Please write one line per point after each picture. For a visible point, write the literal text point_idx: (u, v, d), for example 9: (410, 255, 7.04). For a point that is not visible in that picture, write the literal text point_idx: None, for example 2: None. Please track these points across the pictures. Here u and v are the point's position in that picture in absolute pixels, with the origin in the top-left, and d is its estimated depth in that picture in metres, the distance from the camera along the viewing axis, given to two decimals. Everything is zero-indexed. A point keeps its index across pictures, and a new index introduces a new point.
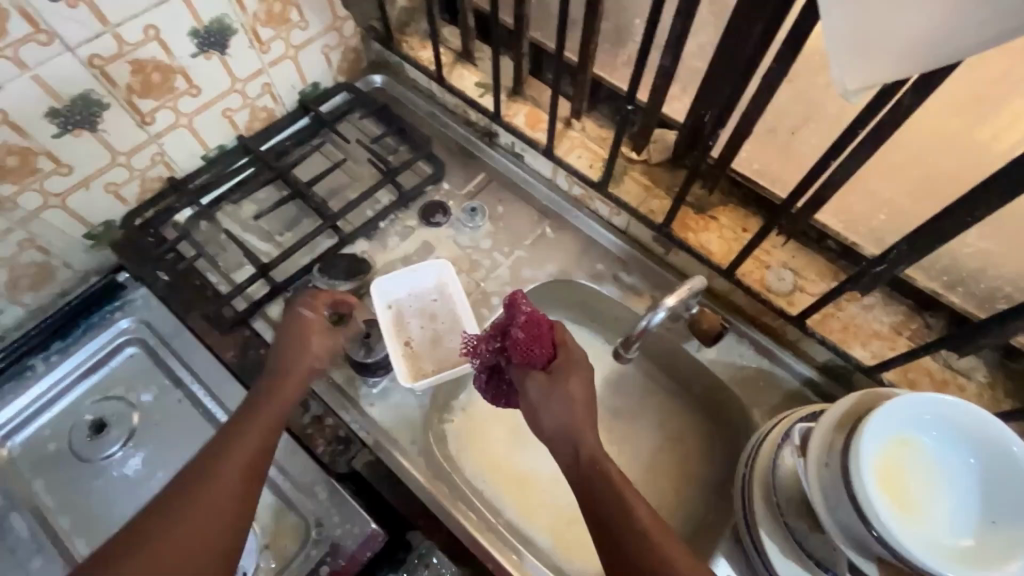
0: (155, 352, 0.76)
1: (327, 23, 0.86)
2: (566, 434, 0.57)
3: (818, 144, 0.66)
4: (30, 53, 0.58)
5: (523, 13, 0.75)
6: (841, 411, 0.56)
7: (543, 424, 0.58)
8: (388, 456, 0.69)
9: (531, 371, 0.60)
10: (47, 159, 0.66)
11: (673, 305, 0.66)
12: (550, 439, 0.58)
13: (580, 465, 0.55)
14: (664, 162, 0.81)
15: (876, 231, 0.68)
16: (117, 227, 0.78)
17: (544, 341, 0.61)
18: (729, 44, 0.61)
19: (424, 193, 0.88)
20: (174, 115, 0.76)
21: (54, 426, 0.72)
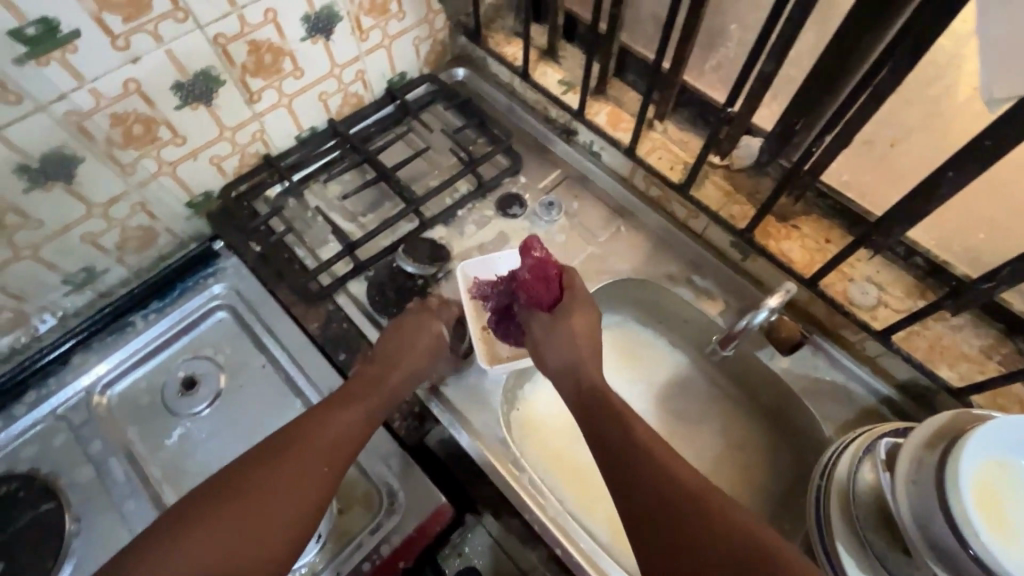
0: (244, 318, 0.80)
1: (421, 15, 0.88)
2: (569, 369, 0.66)
3: (918, 158, 0.65)
4: (167, 29, 0.62)
5: (619, 14, 0.76)
6: (933, 427, 0.56)
7: (547, 359, 0.68)
8: (460, 436, 0.71)
9: (537, 311, 0.70)
10: (167, 129, 0.70)
11: (774, 307, 0.68)
12: (555, 372, 0.67)
13: (580, 393, 0.65)
14: (747, 168, 0.80)
15: (972, 250, 0.66)
16: (215, 198, 0.83)
17: (549, 283, 0.70)
18: (838, 52, 0.60)
19: (502, 185, 0.89)
20: (277, 96, 0.79)
21: (149, 380, 0.76)
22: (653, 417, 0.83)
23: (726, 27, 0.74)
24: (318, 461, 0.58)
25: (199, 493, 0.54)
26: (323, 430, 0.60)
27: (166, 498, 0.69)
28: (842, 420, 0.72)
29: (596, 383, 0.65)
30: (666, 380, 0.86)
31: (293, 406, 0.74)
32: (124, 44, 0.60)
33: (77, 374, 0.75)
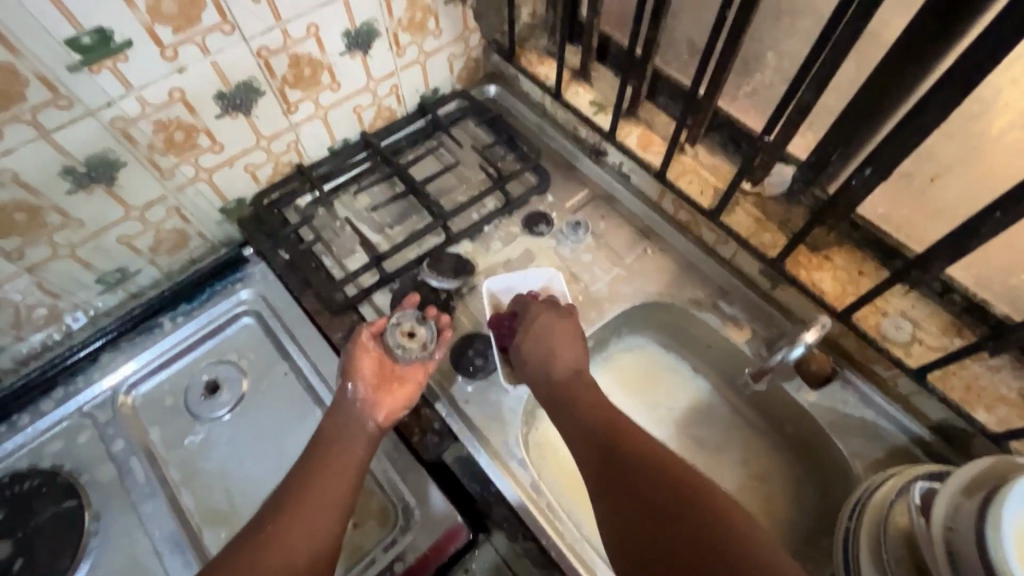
0: (268, 325, 0.80)
1: (457, 33, 0.90)
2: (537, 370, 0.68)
3: (959, 194, 0.64)
4: (214, 41, 0.64)
5: (655, 38, 0.76)
6: (973, 473, 0.54)
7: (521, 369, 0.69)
8: (479, 454, 0.70)
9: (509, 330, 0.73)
10: (206, 137, 0.72)
11: (811, 341, 0.68)
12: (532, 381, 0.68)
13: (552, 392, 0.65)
14: (778, 196, 0.79)
15: (1013, 290, 0.65)
16: (247, 204, 0.84)
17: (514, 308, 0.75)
18: (880, 85, 0.60)
19: (529, 203, 0.89)
20: (314, 107, 0.81)
21: (172, 381, 0.77)
22: (674, 445, 0.82)
23: (763, 55, 0.74)
24: (315, 531, 0.55)
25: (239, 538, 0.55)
26: (310, 498, 0.57)
27: (184, 501, 0.69)
28: (872, 458, 0.70)
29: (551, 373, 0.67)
30: (689, 406, 0.85)
31: (313, 416, 0.74)
32: (172, 54, 0.62)
33: (104, 372, 0.76)
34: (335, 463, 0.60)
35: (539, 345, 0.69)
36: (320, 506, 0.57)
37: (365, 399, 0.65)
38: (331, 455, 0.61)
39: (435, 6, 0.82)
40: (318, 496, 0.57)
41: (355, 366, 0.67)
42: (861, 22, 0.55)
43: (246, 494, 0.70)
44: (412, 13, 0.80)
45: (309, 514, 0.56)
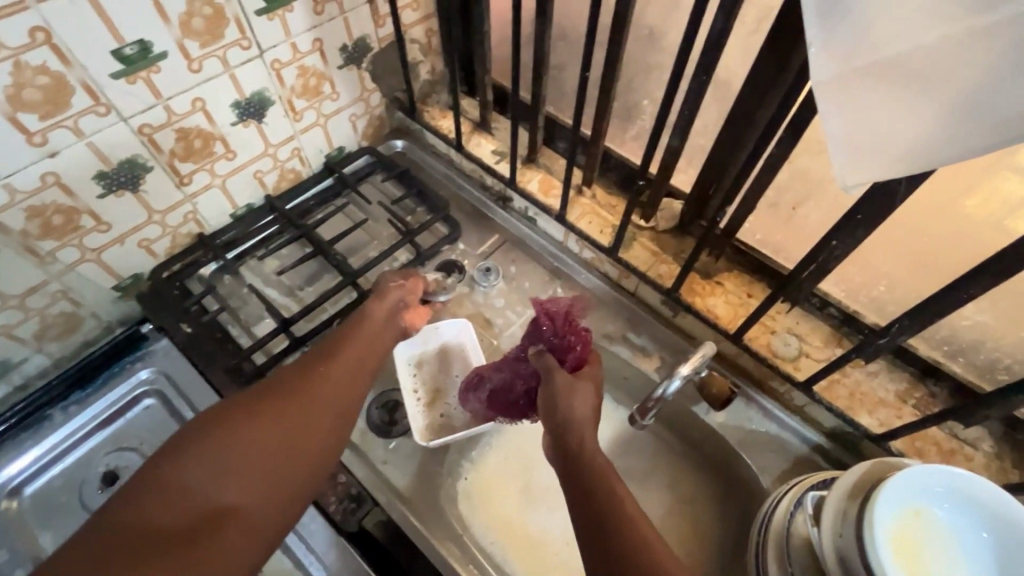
0: (173, 404, 0.76)
1: (356, 95, 0.92)
2: (564, 427, 0.59)
3: (817, 219, 0.70)
4: (88, 122, 0.63)
5: (540, 92, 0.81)
6: (852, 478, 0.58)
7: (557, 410, 0.60)
8: (401, 517, 0.69)
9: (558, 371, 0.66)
10: (90, 218, 0.70)
11: (688, 373, 0.68)
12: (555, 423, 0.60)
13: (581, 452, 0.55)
14: (671, 230, 0.85)
15: (876, 300, 0.71)
16: (145, 279, 0.81)
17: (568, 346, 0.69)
18: (734, 128, 0.65)
19: (440, 252, 0.91)
20: (210, 177, 0.80)
21: (65, 477, 0.72)
22: None
23: (640, 103, 0.80)
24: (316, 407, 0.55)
25: (205, 425, 0.50)
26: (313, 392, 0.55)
27: None
28: (778, 470, 0.73)
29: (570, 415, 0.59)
30: (614, 436, 0.86)
31: None
32: (41, 140, 0.61)
33: None
34: (326, 397, 0.56)
35: (579, 411, 0.60)
36: (285, 433, 0.51)
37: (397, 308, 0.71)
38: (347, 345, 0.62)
39: (329, 71, 0.84)
40: (290, 424, 0.52)
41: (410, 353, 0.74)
42: (705, 76, 0.61)
43: None
44: (305, 79, 0.82)
45: (307, 404, 0.54)
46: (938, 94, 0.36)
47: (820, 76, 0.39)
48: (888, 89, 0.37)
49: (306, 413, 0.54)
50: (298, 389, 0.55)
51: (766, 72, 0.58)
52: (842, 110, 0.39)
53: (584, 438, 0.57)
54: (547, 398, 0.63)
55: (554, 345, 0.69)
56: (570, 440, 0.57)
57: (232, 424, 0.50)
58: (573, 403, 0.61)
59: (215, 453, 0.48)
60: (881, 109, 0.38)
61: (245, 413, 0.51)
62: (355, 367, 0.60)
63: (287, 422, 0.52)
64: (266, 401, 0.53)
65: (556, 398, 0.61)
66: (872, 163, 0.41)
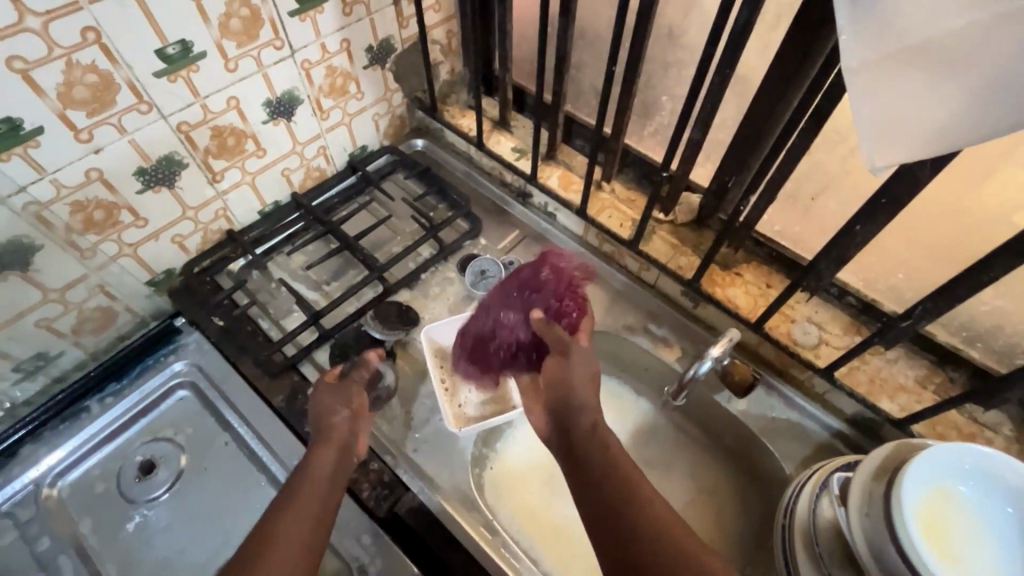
0: (206, 395, 0.78)
1: (379, 95, 0.94)
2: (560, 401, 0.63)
3: (836, 209, 0.72)
4: (131, 120, 0.65)
5: (562, 89, 0.83)
6: (879, 458, 0.60)
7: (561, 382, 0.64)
8: (432, 502, 0.71)
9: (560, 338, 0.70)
10: (128, 214, 0.72)
11: (717, 355, 0.70)
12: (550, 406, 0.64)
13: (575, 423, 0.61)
14: (689, 223, 0.87)
15: (894, 288, 0.73)
16: (177, 274, 0.83)
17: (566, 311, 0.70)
18: (755, 120, 0.67)
19: (462, 247, 0.93)
20: (241, 174, 0.82)
21: (103, 467, 0.73)
22: None
23: (659, 99, 0.82)
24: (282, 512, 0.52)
25: None
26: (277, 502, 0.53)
27: None
28: (801, 456, 0.75)
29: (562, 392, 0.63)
30: (634, 427, 0.88)
31: (259, 483, 0.73)
32: (87, 136, 0.63)
33: (25, 466, 0.72)
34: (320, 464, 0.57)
35: (550, 379, 0.65)
36: (297, 538, 0.48)
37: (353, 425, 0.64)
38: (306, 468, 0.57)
39: (355, 71, 0.87)
40: (296, 528, 0.49)
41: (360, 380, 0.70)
42: (728, 69, 0.63)
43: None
44: (332, 79, 0.84)
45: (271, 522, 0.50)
46: (966, 77, 0.37)
47: (848, 62, 0.41)
48: (917, 72, 0.39)
49: (310, 496, 0.53)
50: (299, 475, 0.56)
51: (789, 64, 0.60)
52: (870, 95, 0.41)
53: (574, 399, 0.62)
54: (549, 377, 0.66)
55: (552, 308, 0.70)
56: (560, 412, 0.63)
57: None
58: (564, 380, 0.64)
59: None
60: (908, 94, 0.40)
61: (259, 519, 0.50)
62: (338, 443, 0.61)
63: (303, 521, 0.50)
64: None
65: (547, 385, 0.66)
66: (899, 146, 0.42)
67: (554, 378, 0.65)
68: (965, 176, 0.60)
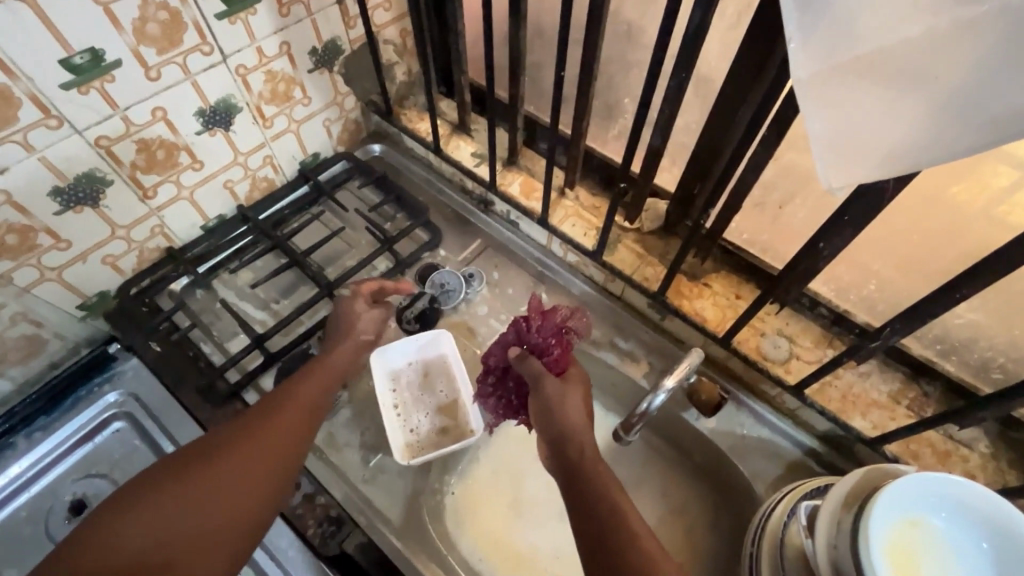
0: (143, 427, 0.73)
1: (329, 99, 0.89)
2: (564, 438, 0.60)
3: (804, 217, 0.68)
4: (39, 136, 0.60)
5: (517, 92, 0.79)
6: (849, 484, 0.56)
7: (553, 419, 0.61)
8: (382, 539, 0.67)
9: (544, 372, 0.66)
10: (47, 237, 0.67)
11: (673, 386, 0.65)
12: (552, 440, 0.60)
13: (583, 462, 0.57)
14: (656, 231, 0.82)
15: (867, 299, 0.69)
16: (112, 296, 0.78)
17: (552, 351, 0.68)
18: (716, 126, 0.63)
19: (421, 259, 0.88)
20: (176, 188, 0.77)
21: (31, 507, 0.69)
22: None
23: (621, 101, 0.78)
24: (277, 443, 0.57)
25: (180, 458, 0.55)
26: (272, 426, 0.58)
27: None
28: (771, 476, 0.71)
29: (568, 429, 0.60)
30: (602, 444, 0.84)
31: None
32: None
33: None
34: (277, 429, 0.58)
35: (575, 416, 0.61)
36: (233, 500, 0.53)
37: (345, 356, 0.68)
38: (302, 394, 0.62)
39: (299, 76, 0.81)
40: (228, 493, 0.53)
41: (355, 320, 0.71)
42: (684, 73, 0.58)
43: None
44: (273, 85, 0.79)
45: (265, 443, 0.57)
46: (927, 90, 0.33)
47: (798, 73, 0.36)
48: (872, 85, 0.35)
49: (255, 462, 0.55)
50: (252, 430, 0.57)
51: (748, 66, 0.56)
52: (822, 110, 0.37)
53: (586, 445, 0.58)
54: (541, 411, 0.63)
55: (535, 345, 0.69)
56: (569, 452, 0.58)
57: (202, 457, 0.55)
58: (567, 410, 0.61)
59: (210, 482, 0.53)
60: (865, 110, 0.36)
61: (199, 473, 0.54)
62: (301, 397, 0.61)
63: (240, 478, 0.54)
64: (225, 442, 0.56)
65: (557, 404, 0.62)
66: (853, 165, 0.38)
67: (578, 410, 0.61)
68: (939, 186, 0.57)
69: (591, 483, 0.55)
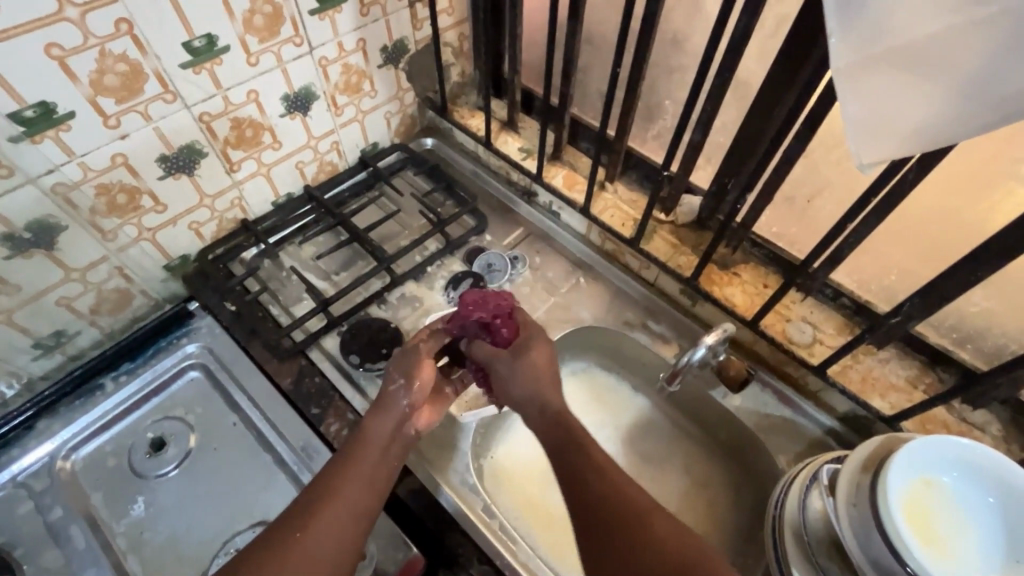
0: (216, 377, 0.81)
1: (392, 93, 0.97)
2: (533, 396, 0.65)
3: (831, 210, 0.74)
4: (156, 109, 0.68)
5: (568, 92, 0.86)
6: (868, 449, 0.61)
7: (511, 390, 0.67)
8: (432, 487, 0.72)
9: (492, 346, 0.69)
10: (149, 199, 0.75)
11: (711, 343, 0.73)
12: (521, 399, 0.66)
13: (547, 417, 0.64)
14: (688, 224, 0.89)
15: (888, 289, 0.75)
16: (192, 260, 0.86)
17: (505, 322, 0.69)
18: (752, 123, 0.70)
19: (468, 242, 0.95)
20: (257, 165, 0.85)
21: (115, 442, 0.76)
22: (620, 461, 0.86)
23: (662, 103, 0.85)
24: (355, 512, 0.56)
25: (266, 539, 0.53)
26: (350, 487, 0.57)
27: (129, 566, 0.68)
28: (794, 451, 0.76)
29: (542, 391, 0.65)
30: (631, 422, 0.90)
31: (264, 462, 0.75)
32: (114, 123, 0.66)
33: (40, 439, 0.74)
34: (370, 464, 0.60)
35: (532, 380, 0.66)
36: (343, 538, 0.54)
37: (416, 404, 0.66)
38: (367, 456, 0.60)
39: (369, 70, 0.90)
40: (339, 531, 0.54)
41: (419, 370, 0.67)
42: (728, 73, 0.65)
43: (197, 550, 0.69)
44: (347, 77, 0.87)
45: (345, 507, 0.56)
46: (945, 77, 0.40)
47: (836, 63, 0.43)
48: (900, 72, 0.41)
49: (355, 494, 0.57)
50: (338, 475, 0.58)
51: (786, 69, 0.63)
52: (857, 95, 0.44)
53: (550, 403, 0.65)
54: (498, 378, 0.68)
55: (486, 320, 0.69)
56: (533, 409, 0.65)
57: (285, 531, 0.54)
58: (534, 373, 0.67)
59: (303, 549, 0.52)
60: (892, 93, 0.42)
61: (295, 523, 0.54)
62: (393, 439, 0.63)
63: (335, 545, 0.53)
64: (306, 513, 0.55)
65: (511, 380, 0.67)
66: (882, 144, 0.45)
67: (535, 367, 0.67)
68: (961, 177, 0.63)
69: (567, 438, 0.61)
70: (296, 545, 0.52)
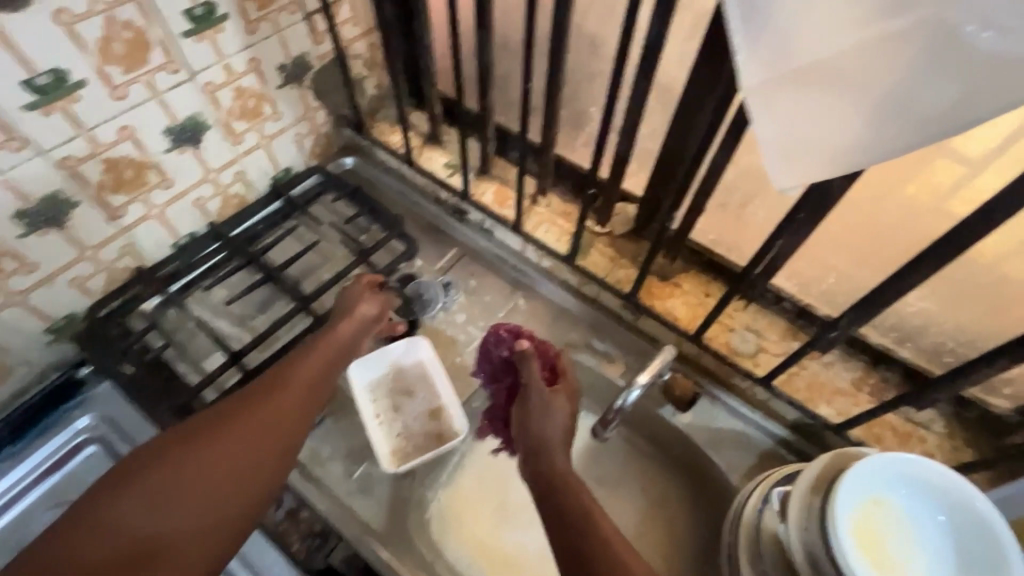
0: (116, 451, 0.73)
1: (299, 114, 0.89)
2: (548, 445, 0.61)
3: (765, 216, 0.71)
4: (0, 159, 0.59)
5: (487, 105, 0.81)
6: (816, 468, 0.59)
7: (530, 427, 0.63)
8: (369, 550, 0.67)
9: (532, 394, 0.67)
10: (11, 260, 0.65)
11: (646, 382, 0.67)
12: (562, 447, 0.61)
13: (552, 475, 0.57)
14: (627, 234, 0.85)
15: (826, 292, 0.73)
16: (81, 319, 0.76)
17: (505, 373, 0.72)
18: (677, 132, 0.66)
19: (397, 270, 0.89)
20: (145, 208, 0.76)
21: (1, 540, 0.67)
22: None
23: (587, 110, 0.80)
24: (258, 428, 0.57)
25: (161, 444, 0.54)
26: (262, 405, 0.58)
27: None
28: (746, 467, 0.74)
29: (552, 459, 0.60)
30: (584, 446, 0.85)
31: None
32: None
33: None
34: (244, 428, 0.56)
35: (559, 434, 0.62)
36: (241, 456, 0.55)
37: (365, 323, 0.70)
38: (288, 379, 0.61)
39: (268, 92, 0.82)
40: (239, 446, 0.55)
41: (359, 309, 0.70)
42: (645, 82, 0.61)
43: None
44: (243, 101, 0.79)
45: (249, 426, 0.56)
46: (862, 96, 0.36)
47: (748, 80, 0.39)
48: (814, 91, 0.37)
49: (268, 415, 0.58)
50: (259, 392, 0.59)
51: (705, 74, 0.59)
52: (772, 115, 0.40)
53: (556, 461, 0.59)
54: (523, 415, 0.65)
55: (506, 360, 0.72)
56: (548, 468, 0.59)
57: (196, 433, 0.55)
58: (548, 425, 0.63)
59: (198, 455, 0.54)
60: (808, 112, 0.38)
61: (199, 434, 0.55)
62: (327, 366, 0.64)
63: (229, 455, 0.54)
64: (214, 422, 0.56)
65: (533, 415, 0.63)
66: (805, 165, 0.41)
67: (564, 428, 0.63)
68: (886, 180, 0.60)
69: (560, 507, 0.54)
70: (198, 450, 0.54)
